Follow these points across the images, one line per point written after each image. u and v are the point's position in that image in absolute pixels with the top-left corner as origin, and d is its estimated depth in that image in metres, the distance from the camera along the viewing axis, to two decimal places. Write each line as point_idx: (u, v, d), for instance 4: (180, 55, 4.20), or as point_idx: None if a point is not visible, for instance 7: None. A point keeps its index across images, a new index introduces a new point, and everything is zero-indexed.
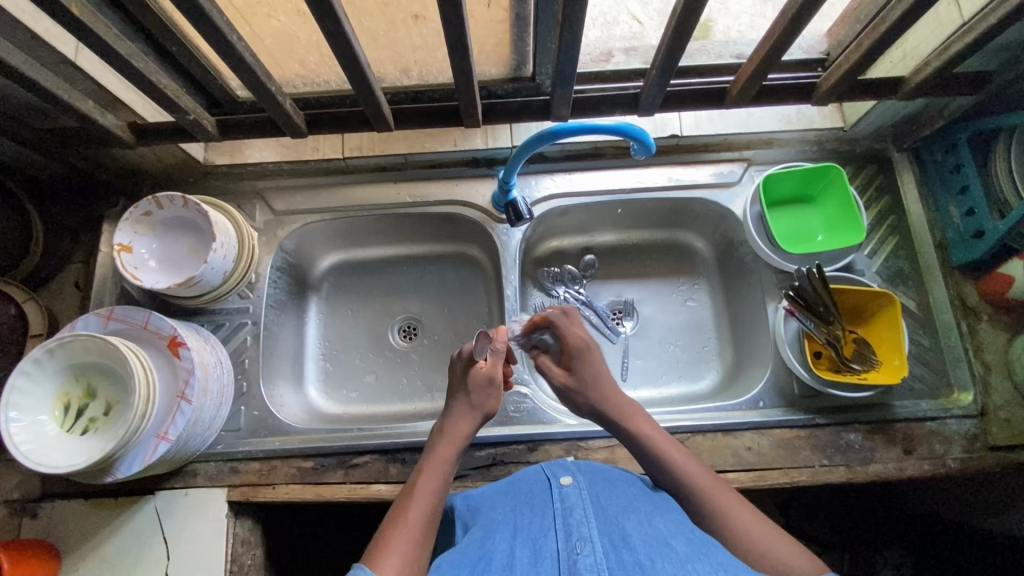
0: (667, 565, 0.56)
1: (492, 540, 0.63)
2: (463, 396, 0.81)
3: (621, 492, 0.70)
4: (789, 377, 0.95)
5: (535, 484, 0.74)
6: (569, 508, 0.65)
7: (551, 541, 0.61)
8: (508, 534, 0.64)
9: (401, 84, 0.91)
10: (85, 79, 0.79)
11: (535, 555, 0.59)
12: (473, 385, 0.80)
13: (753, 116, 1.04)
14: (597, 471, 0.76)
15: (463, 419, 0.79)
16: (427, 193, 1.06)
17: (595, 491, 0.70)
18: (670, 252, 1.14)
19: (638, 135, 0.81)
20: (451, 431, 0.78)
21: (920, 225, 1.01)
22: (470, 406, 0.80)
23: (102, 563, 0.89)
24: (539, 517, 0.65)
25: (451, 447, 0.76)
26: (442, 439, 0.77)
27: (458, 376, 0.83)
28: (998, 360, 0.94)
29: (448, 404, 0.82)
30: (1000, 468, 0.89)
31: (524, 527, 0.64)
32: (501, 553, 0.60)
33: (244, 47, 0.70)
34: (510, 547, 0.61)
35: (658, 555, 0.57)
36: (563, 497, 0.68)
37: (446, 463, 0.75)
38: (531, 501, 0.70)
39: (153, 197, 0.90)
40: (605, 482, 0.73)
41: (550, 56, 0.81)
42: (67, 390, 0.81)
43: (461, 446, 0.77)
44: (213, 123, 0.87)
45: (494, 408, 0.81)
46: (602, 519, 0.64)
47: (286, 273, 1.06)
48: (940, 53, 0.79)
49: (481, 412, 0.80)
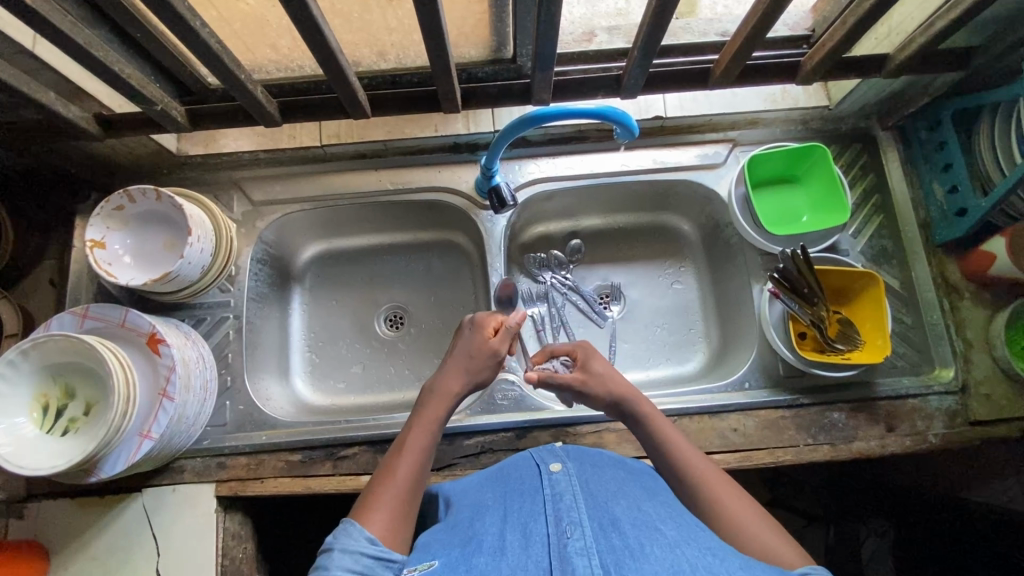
0: (656, 548, 0.55)
1: (481, 524, 0.64)
2: (462, 358, 0.79)
3: (610, 477, 0.70)
4: (773, 358, 0.96)
5: (523, 469, 0.74)
6: (560, 494, 0.65)
7: (542, 524, 0.60)
8: (499, 518, 0.63)
9: (378, 68, 0.89)
10: (45, 70, 0.76)
11: (525, 539, 0.59)
12: (478, 353, 0.79)
13: (738, 96, 1.02)
14: (585, 456, 0.76)
15: (454, 378, 0.77)
16: (410, 180, 1.04)
17: (585, 477, 0.70)
18: (657, 235, 1.14)
19: (621, 118, 0.79)
20: (444, 387, 0.77)
21: (905, 204, 1.01)
22: (465, 370, 0.78)
23: (91, 561, 0.88)
24: (530, 502, 0.65)
25: (443, 403, 0.75)
26: (433, 396, 0.76)
27: (465, 337, 0.82)
28: (978, 337, 0.95)
29: (444, 362, 0.80)
30: (979, 442, 0.91)
31: (514, 512, 0.64)
32: (490, 537, 0.61)
33: (209, 34, 0.67)
34: (499, 531, 0.61)
35: (647, 538, 0.57)
36: (553, 483, 0.67)
37: (435, 421, 0.74)
38: (519, 487, 0.69)
39: (125, 190, 0.88)
40: (593, 468, 0.73)
41: (530, 37, 0.79)
42: (45, 390, 0.80)
43: (450, 405, 0.76)
44: (183, 113, 0.85)
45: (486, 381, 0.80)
46: (591, 504, 0.64)
47: (268, 264, 1.04)
48: (925, 29, 0.78)
49: (476, 376, 0.79)
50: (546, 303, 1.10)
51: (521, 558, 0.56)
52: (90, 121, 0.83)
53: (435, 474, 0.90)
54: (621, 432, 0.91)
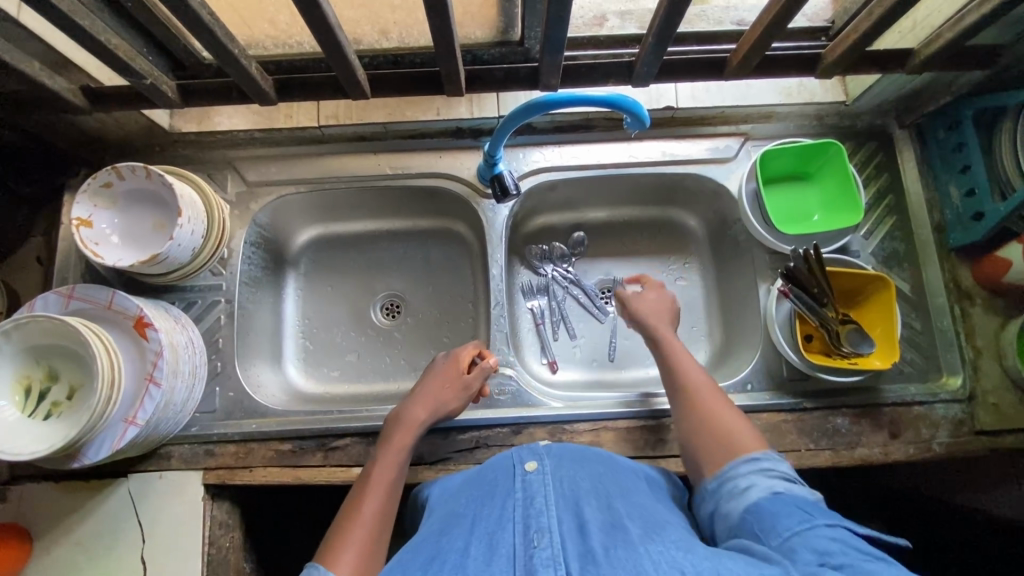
0: (621, 551, 0.56)
1: (448, 538, 0.62)
2: (430, 387, 0.85)
3: (587, 474, 0.70)
4: (778, 360, 0.94)
5: (499, 469, 0.73)
6: (531, 497, 0.64)
7: (509, 535, 0.59)
8: (466, 531, 0.62)
9: (380, 47, 0.85)
10: (29, 38, 0.72)
11: (490, 552, 0.57)
12: (449, 382, 0.85)
13: (751, 88, 0.99)
14: (567, 450, 0.75)
15: (418, 408, 0.83)
16: (409, 164, 1.00)
17: (560, 475, 0.69)
18: (662, 230, 1.11)
19: (632, 107, 0.75)
20: (408, 419, 0.82)
21: (919, 206, 0.98)
22: (433, 397, 0.84)
23: (74, 546, 0.86)
24: (500, 507, 0.64)
25: (407, 435, 0.80)
26: (399, 425, 0.82)
27: (436, 368, 0.88)
28: (988, 345, 0.92)
29: (411, 394, 0.85)
30: (985, 452, 0.89)
31: (483, 519, 0.63)
32: (454, 554, 0.58)
33: (200, 4, 0.63)
34: (465, 545, 0.59)
35: (614, 541, 0.57)
36: (527, 486, 0.66)
37: (401, 450, 0.79)
38: (493, 490, 0.68)
39: (113, 166, 0.84)
40: (572, 464, 0.71)
41: (539, 18, 0.76)
42: (27, 372, 0.77)
43: (416, 434, 0.81)
44: (174, 88, 0.81)
45: (453, 411, 0.84)
46: (563, 506, 0.63)
47: (261, 248, 1.01)
48: (954, 24, 0.75)
49: (441, 408, 0.84)
50: (546, 296, 1.07)
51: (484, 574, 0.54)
52: (77, 94, 0.79)
53: (427, 468, 0.88)
54: (619, 431, 0.89)
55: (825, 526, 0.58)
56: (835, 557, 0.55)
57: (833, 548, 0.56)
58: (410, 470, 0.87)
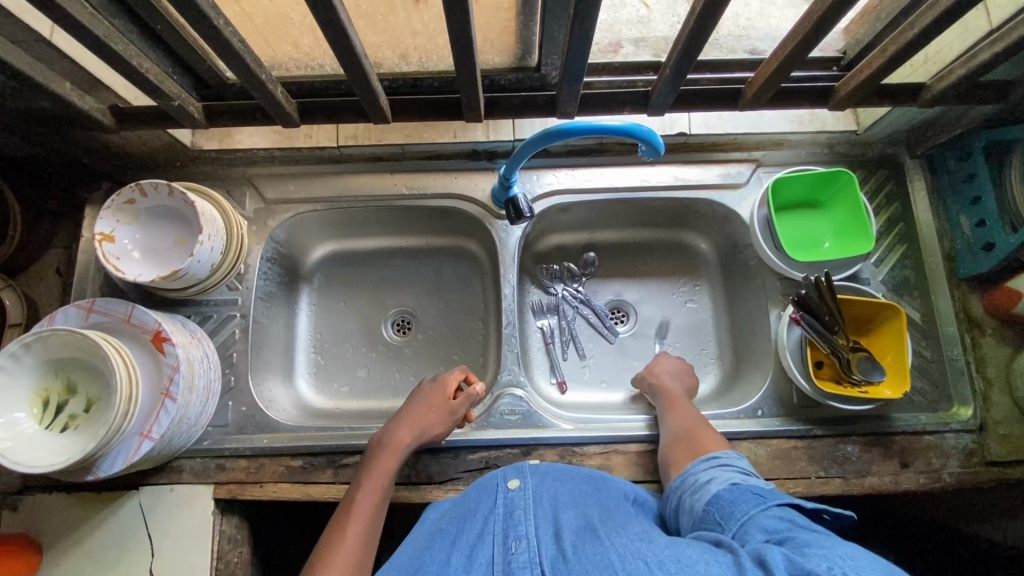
0: (588, 546, 0.57)
1: (430, 551, 0.63)
2: (416, 412, 0.87)
3: (569, 489, 0.71)
4: (788, 386, 0.94)
5: (484, 488, 0.74)
6: (511, 512, 0.66)
7: (489, 545, 0.61)
8: (448, 544, 0.63)
9: (399, 70, 0.87)
10: (61, 59, 0.74)
11: (469, 561, 0.59)
12: (434, 407, 0.87)
13: (764, 117, 1.00)
14: (552, 469, 0.76)
15: (403, 432, 0.84)
16: (424, 185, 1.02)
17: (541, 491, 0.70)
18: (672, 252, 1.12)
19: (647, 136, 0.76)
20: (393, 442, 0.84)
21: (929, 235, 0.98)
22: (420, 422, 0.86)
23: (83, 558, 0.87)
24: (483, 522, 0.65)
25: (392, 458, 0.82)
26: (383, 449, 0.83)
27: (422, 393, 0.90)
28: (999, 376, 0.93)
29: (395, 419, 0.87)
30: (995, 483, 0.89)
31: (464, 533, 0.64)
32: (434, 565, 0.59)
33: (232, 32, 0.65)
34: (447, 556, 0.60)
35: (583, 540, 0.59)
36: (508, 500, 0.68)
37: (387, 473, 0.81)
38: (475, 504, 0.70)
39: (137, 184, 0.86)
40: (554, 481, 0.73)
41: (557, 47, 0.77)
42: (46, 385, 0.78)
43: (401, 457, 0.83)
44: (200, 109, 0.83)
45: (439, 437, 0.86)
46: (542, 516, 0.65)
47: (277, 264, 1.03)
48: (966, 60, 0.76)
49: (427, 431, 0.85)
50: (557, 316, 1.08)
51: None
52: (105, 113, 0.81)
53: (437, 488, 0.88)
54: (630, 455, 0.90)
55: (776, 508, 0.63)
56: (780, 533, 0.58)
57: (780, 526, 0.59)
58: (420, 489, 0.88)
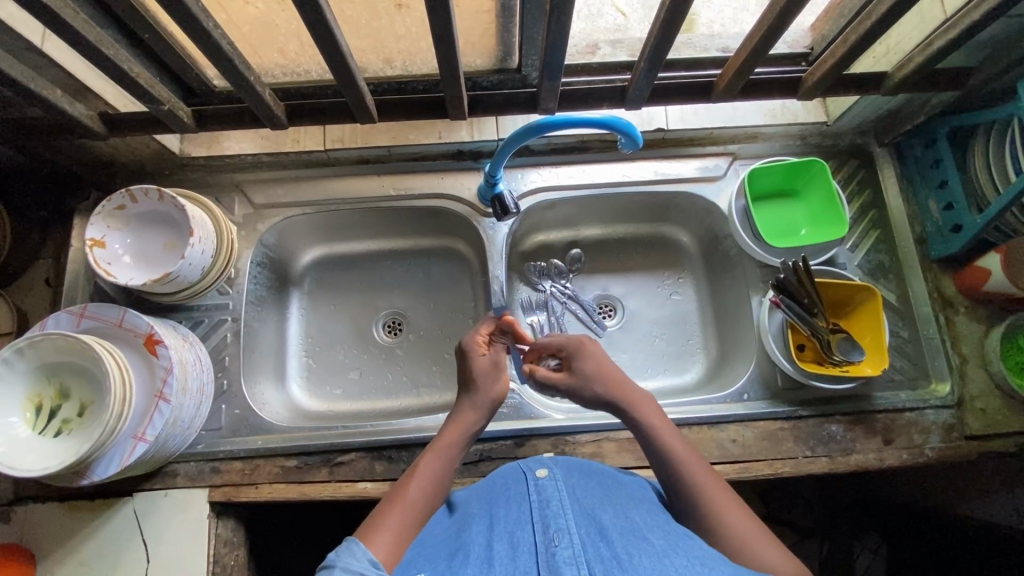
0: (644, 559, 0.57)
1: (467, 534, 0.64)
2: (466, 383, 0.78)
3: (596, 484, 0.71)
4: (772, 369, 0.96)
5: (507, 477, 0.74)
6: (546, 500, 0.65)
7: (529, 534, 0.61)
8: (485, 526, 0.64)
9: (384, 74, 0.90)
10: (52, 67, 0.76)
11: (512, 549, 0.59)
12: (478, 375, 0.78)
13: (738, 110, 1.04)
14: (573, 463, 0.77)
15: (467, 408, 0.76)
16: (412, 185, 1.04)
17: (570, 482, 0.71)
18: (655, 247, 1.15)
19: (626, 129, 0.79)
20: (457, 419, 0.76)
21: (901, 219, 1.02)
22: (476, 394, 0.76)
23: (79, 567, 0.86)
24: (517, 509, 0.66)
25: (454, 434, 0.74)
26: (449, 424, 0.75)
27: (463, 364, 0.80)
28: (974, 353, 0.96)
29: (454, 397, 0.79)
30: (974, 456, 0.92)
31: (502, 519, 0.64)
32: (477, 547, 0.61)
33: (221, 36, 0.67)
34: (486, 541, 0.61)
35: (634, 548, 0.58)
36: (539, 488, 0.68)
37: (451, 446, 0.73)
38: (504, 492, 0.70)
39: (127, 190, 0.87)
40: (579, 474, 0.73)
41: (536, 47, 0.80)
42: (39, 391, 0.79)
43: (467, 433, 0.74)
44: (190, 114, 0.85)
45: (502, 394, 0.77)
46: (578, 511, 0.64)
47: (266, 268, 1.04)
48: (924, 48, 0.80)
49: (485, 398, 0.76)
50: (546, 312, 1.10)
51: (509, 570, 0.57)
52: (95, 119, 0.82)
53: None
54: (620, 441, 0.91)
55: None
56: None
57: None
58: None
